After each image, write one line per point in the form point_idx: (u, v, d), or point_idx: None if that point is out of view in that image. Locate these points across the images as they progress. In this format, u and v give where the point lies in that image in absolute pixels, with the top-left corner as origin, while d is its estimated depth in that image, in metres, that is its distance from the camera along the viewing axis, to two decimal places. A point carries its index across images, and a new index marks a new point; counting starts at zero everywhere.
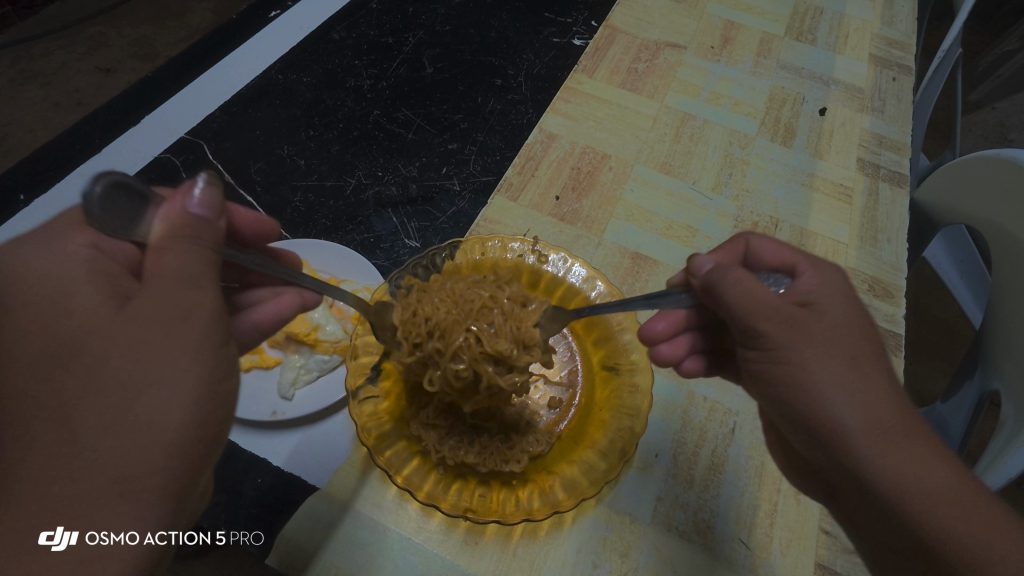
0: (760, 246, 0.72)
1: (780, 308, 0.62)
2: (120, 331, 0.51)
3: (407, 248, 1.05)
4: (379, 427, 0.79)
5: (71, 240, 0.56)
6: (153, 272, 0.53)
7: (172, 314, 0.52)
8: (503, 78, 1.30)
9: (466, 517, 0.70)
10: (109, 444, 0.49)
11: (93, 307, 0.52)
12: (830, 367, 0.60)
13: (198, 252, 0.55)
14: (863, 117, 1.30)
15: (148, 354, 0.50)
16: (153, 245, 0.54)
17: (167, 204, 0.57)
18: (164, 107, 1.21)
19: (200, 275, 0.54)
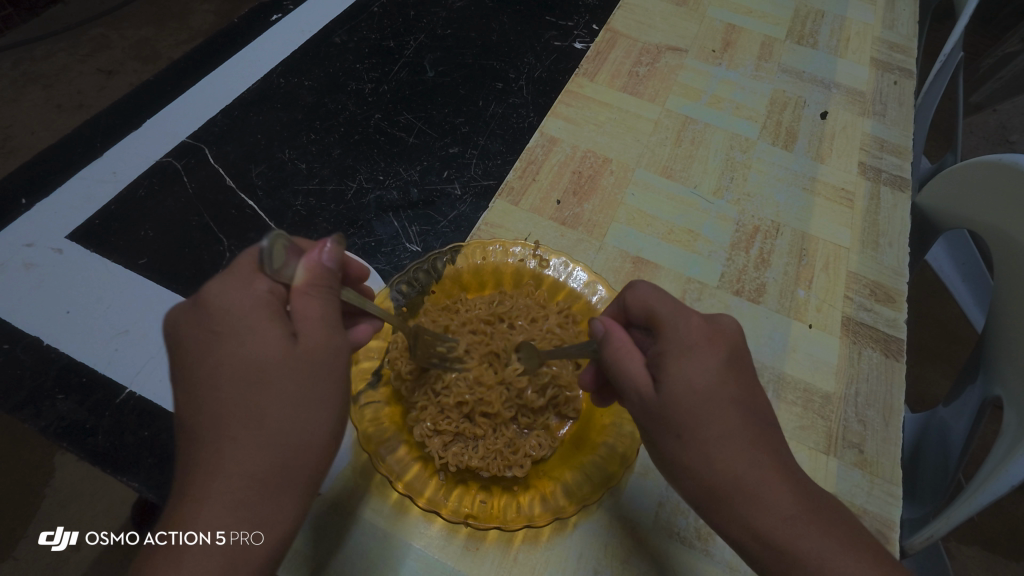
0: (632, 295, 0.71)
1: (646, 380, 0.63)
2: (291, 368, 0.58)
3: (408, 252, 1.05)
4: (379, 432, 0.78)
5: (254, 284, 0.60)
6: (302, 317, 0.60)
7: (317, 354, 0.60)
8: (504, 82, 1.30)
9: (466, 522, 0.70)
10: (238, 459, 0.55)
11: (272, 343, 0.58)
12: (685, 440, 0.60)
13: (332, 300, 0.63)
14: (864, 121, 1.29)
15: (292, 387, 0.58)
16: (299, 289, 0.61)
17: (307, 254, 0.62)
18: (166, 111, 1.21)
19: (334, 319, 0.63)
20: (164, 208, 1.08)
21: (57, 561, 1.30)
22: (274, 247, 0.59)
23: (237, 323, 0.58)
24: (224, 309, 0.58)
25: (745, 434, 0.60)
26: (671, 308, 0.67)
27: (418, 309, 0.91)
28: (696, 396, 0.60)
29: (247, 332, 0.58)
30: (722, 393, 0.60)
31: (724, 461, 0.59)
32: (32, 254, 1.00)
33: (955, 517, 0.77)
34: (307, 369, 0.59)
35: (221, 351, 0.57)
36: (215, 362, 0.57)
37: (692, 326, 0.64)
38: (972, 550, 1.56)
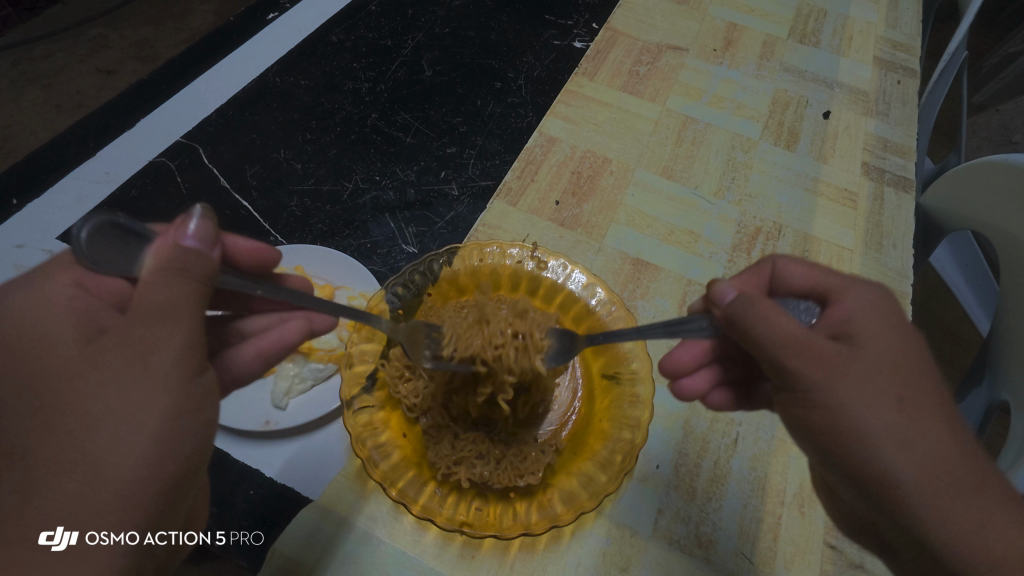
0: (783, 269, 0.69)
1: (810, 344, 0.57)
2: (89, 367, 0.51)
3: (404, 254, 1.03)
4: (374, 438, 0.76)
5: (56, 281, 0.57)
6: (139, 305, 0.52)
7: (140, 345, 0.51)
8: (502, 81, 1.28)
9: (461, 530, 0.68)
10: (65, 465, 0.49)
11: (72, 341, 0.53)
12: (873, 408, 0.55)
13: (187, 285, 0.54)
14: (867, 120, 1.28)
15: (109, 377, 0.51)
16: (144, 278, 0.53)
17: (160, 239, 0.55)
18: (159, 110, 1.19)
19: (184, 307, 0.53)
20: (157, 209, 1.06)
21: None
22: (91, 230, 0.52)
23: (37, 325, 0.54)
24: (27, 316, 0.55)
25: (919, 401, 0.56)
26: (838, 281, 0.65)
27: (413, 310, 0.89)
28: (861, 366, 0.56)
29: (53, 331, 0.53)
30: (906, 360, 0.58)
31: (908, 439, 0.54)
32: (22, 256, 0.98)
33: None
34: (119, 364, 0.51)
35: (22, 364, 0.52)
36: (17, 371, 0.52)
37: (868, 298, 0.62)
38: None
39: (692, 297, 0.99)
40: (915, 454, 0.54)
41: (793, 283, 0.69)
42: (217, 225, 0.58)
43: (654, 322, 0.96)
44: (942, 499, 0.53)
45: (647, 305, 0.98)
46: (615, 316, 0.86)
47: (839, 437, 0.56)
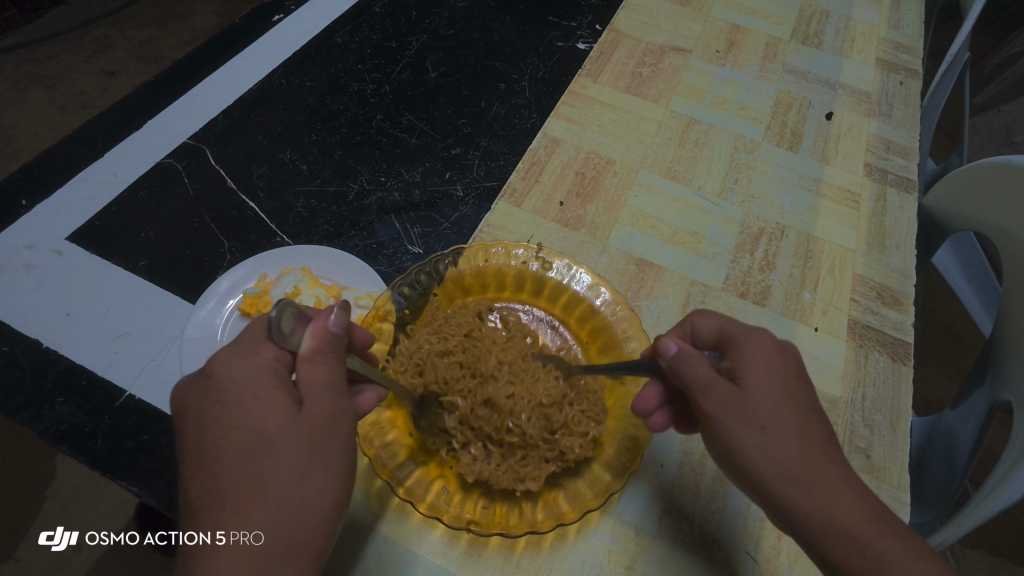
0: (697, 323, 0.75)
1: (717, 387, 0.65)
2: (292, 434, 0.59)
3: (409, 254, 1.04)
4: (381, 437, 0.77)
5: (259, 352, 0.61)
6: (309, 383, 0.61)
7: (323, 421, 0.61)
8: (506, 82, 1.29)
9: (468, 529, 0.69)
10: (260, 513, 0.57)
11: (274, 413, 0.59)
12: (754, 432, 0.63)
13: (339, 364, 0.64)
14: (870, 121, 1.28)
15: (305, 447, 0.59)
16: (306, 356, 0.62)
17: (313, 321, 0.63)
18: (166, 112, 1.20)
19: (342, 384, 0.63)
20: (164, 209, 1.07)
21: (57, 562, 1.25)
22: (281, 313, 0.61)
23: (240, 391, 0.59)
24: (225, 378, 0.60)
25: (807, 432, 0.64)
26: (742, 327, 0.70)
27: (419, 310, 0.91)
28: (756, 396, 0.64)
29: (252, 402, 0.59)
30: (795, 396, 0.65)
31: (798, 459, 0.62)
32: (32, 255, 0.99)
33: (965, 524, 0.75)
34: (307, 438, 0.60)
35: (225, 417, 0.59)
36: (224, 428, 0.58)
37: (764, 343, 0.68)
38: (977, 554, 1.55)
39: (695, 298, 0.99)
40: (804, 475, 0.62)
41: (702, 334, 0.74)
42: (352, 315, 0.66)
43: (658, 322, 0.97)
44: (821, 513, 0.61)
45: (651, 305, 0.98)
46: (620, 316, 0.88)
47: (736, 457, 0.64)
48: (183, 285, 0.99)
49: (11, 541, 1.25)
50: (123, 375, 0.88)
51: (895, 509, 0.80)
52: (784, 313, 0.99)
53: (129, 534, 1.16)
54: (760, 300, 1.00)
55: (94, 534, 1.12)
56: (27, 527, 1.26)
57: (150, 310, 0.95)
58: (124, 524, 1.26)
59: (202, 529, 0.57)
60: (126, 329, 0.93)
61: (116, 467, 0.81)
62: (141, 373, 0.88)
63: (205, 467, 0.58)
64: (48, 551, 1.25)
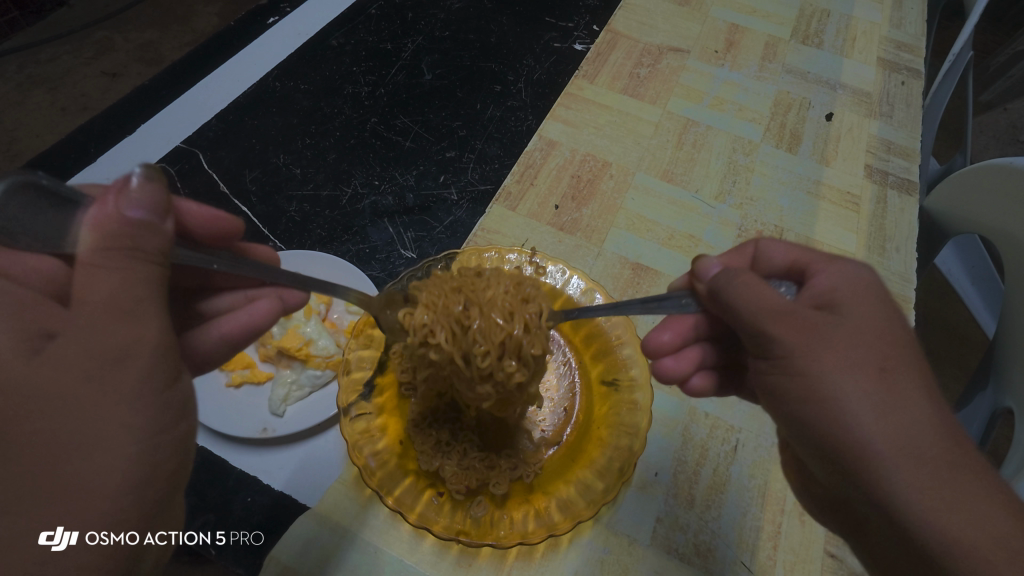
0: (767, 248, 0.70)
1: (784, 314, 0.56)
2: (54, 379, 0.46)
3: (403, 259, 1.03)
4: (371, 446, 0.77)
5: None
6: (87, 294, 0.47)
7: (110, 354, 0.47)
8: (502, 84, 1.28)
9: (458, 540, 0.68)
10: (53, 468, 0.46)
11: (15, 355, 0.46)
12: (852, 361, 0.54)
13: (141, 269, 0.49)
14: (871, 122, 1.27)
15: (86, 390, 0.47)
16: (83, 260, 0.47)
17: (94, 205, 0.48)
18: (160, 115, 1.20)
19: (134, 303, 0.48)
20: None
21: None
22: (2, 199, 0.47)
23: None
24: None
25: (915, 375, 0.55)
26: (819, 259, 0.64)
27: None
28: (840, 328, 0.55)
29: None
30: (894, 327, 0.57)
31: (890, 405, 0.53)
32: None
33: None
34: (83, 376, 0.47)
35: None
36: None
37: (846, 275, 0.60)
38: None
39: None
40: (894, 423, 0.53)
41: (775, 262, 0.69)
42: (168, 193, 0.51)
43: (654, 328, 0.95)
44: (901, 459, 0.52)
45: None
46: (614, 321, 0.87)
47: (820, 391, 0.54)
48: None
49: None
50: None
51: None
52: None
53: None
54: None
55: None
56: None
57: None
58: None
59: None
60: None
61: None
62: None
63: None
64: None
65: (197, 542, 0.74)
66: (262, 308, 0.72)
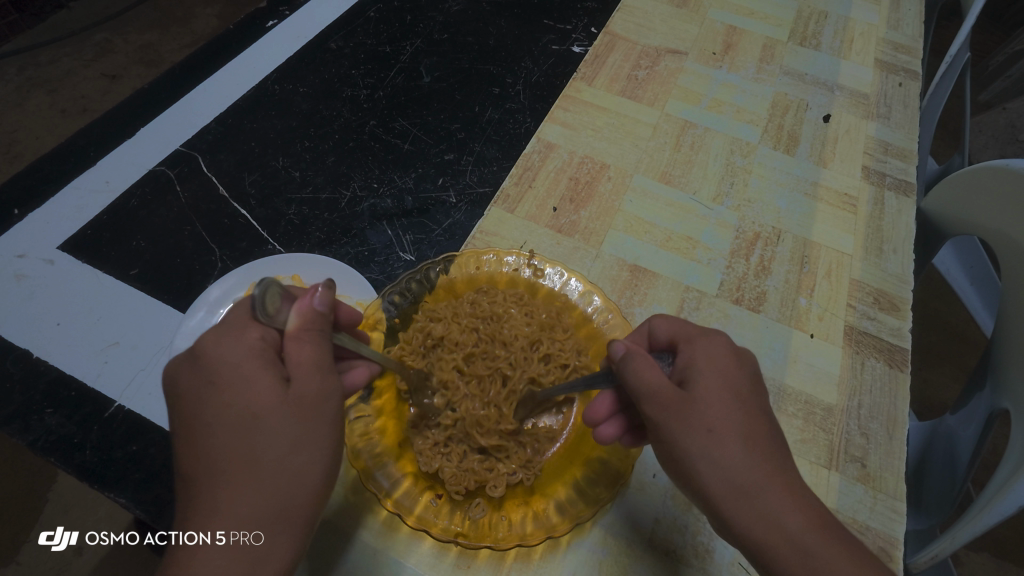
0: (654, 325, 0.73)
1: (666, 394, 0.62)
2: (285, 415, 0.60)
3: (401, 261, 1.04)
4: (370, 448, 0.76)
5: (245, 332, 0.62)
6: (296, 362, 0.62)
7: (315, 398, 0.62)
8: (501, 86, 1.28)
9: (456, 542, 0.69)
10: (251, 479, 0.58)
11: (266, 392, 0.60)
12: (698, 435, 0.60)
13: (326, 343, 0.65)
14: (868, 124, 1.27)
15: (298, 427, 0.61)
16: (293, 335, 0.63)
17: (299, 300, 0.64)
18: (159, 119, 1.20)
19: (327, 362, 0.65)
20: (156, 217, 1.07)
21: (59, 563, 1.23)
22: (266, 294, 0.61)
23: (232, 371, 0.60)
24: (218, 361, 0.60)
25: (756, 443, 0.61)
26: (691, 330, 0.69)
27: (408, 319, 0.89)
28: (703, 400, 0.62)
29: (238, 383, 0.60)
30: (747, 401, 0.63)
31: (750, 477, 0.59)
32: (24, 265, 0.99)
33: (961, 536, 0.73)
34: (302, 412, 0.61)
35: (217, 399, 0.59)
36: (218, 407, 0.59)
37: (717, 347, 0.66)
38: (981, 557, 1.57)
39: (690, 304, 0.98)
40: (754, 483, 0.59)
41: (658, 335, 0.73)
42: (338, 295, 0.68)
43: None
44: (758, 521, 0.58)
45: (645, 312, 0.97)
46: (612, 323, 0.88)
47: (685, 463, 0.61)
48: (174, 293, 0.99)
49: (13, 544, 1.25)
50: (113, 386, 0.88)
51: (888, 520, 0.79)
52: (778, 320, 0.98)
53: (122, 536, 1.15)
54: (754, 306, 0.99)
55: (92, 535, 1.11)
56: (28, 531, 1.26)
57: (140, 320, 0.95)
58: (124, 527, 1.25)
59: (202, 528, 0.57)
60: (117, 339, 0.93)
61: (104, 479, 0.81)
62: (130, 384, 0.88)
63: (199, 444, 0.59)
64: (49, 551, 1.24)
65: None
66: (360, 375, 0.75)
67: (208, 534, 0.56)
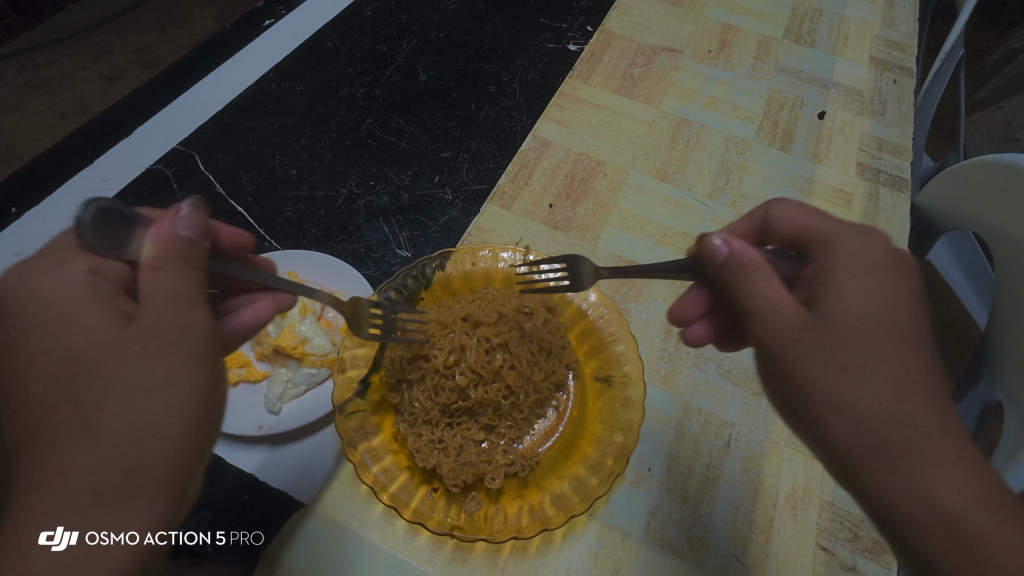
0: (777, 213, 0.71)
1: (793, 307, 0.58)
2: (128, 350, 0.53)
3: (397, 258, 1.04)
4: (367, 442, 0.77)
5: (67, 265, 0.57)
6: (150, 294, 0.54)
7: (171, 331, 0.54)
8: (497, 85, 1.29)
9: (452, 535, 0.69)
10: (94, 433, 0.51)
11: (97, 330, 0.53)
12: (837, 371, 0.56)
13: (190, 271, 0.57)
14: (862, 120, 1.27)
15: (150, 355, 0.53)
16: (149, 265, 0.55)
17: (157, 224, 0.57)
18: (156, 118, 1.20)
19: (194, 294, 0.57)
20: None
21: None
22: (87, 212, 0.58)
23: (48, 309, 0.54)
24: (29, 298, 0.55)
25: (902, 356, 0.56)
26: (831, 226, 0.65)
27: None
28: (850, 300, 0.57)
29: (75, 323, 0.53)
30: (899, 309, 0.58)
31: (888, 402, 0.55)
32: None
33: None
34: (158, 351, 0.53)
35: (31, 342, 0.53)
36: (33, 347, 0.53)
37: (870, 247, 0.62)
38: None
39: None
40: (886, 372, 0.56)
41: (783, 229, 0.71)
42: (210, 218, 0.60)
43: (647, 324, 0.96)
44: (864, 422, 0.55)
45: (640, 307, 0.98)
46: (607, 318, 0.88)
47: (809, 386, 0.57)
48: None
49: None
50: None
51: None
52: None
53: None
54: None
55: None
56: None
57: None
58: None
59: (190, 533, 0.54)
60: None
61: None
62: None
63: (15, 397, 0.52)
64: None
65: (196, 542, 0.74)
66: (261, 309, 0.75)
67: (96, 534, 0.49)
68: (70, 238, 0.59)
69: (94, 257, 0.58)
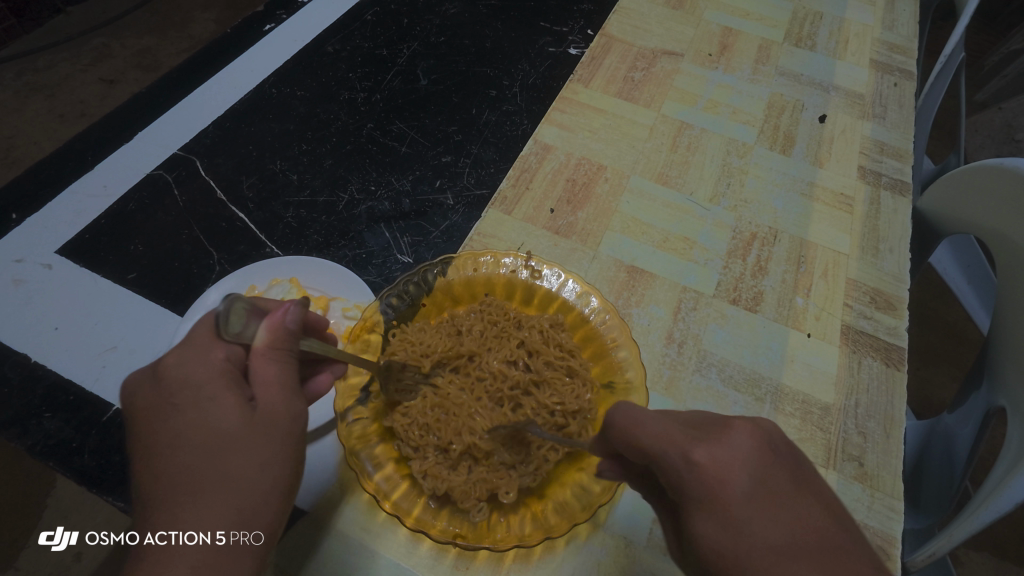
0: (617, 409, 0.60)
1: (701, 449, 0.52)
2: (248, 433, 0.59)
3: (399, 264, 1.04)
4: (368, 450, 0.77)
5: (211, 352, 0.61)
6: (259, 381, 0.62)
7: (277, 417, 0.61)
8: (497, 89, 1.29)
9: (455, 544, 0.69)
10: (210, 494, 0.57)
11: (229, 411, 0.59)
12: (721, 522, 0.50)
13: (292, 363, 0.65)
14: (863, 124, 1.27)
15: (256, 442, 0.59)
16: (260, 351, 0.63)
17: (269, 316, 0.64)
18: (157, 123, 1.20)
19: (292, 383, 0.64)
20: (155, 221, 1.07)
21: (58, 563, 1.23)
22: (230, 309, 0.64)
23: (193, 392, 0.59)
24: (178, 378, 0.59)
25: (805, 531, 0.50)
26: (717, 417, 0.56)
27: (406, 321, 0.90)
28: (734, 497, 0.50)
29: (201, 402, 0.59)
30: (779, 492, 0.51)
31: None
32: (22, 269, 0.99)
33: (957, 534, 0.73)
34: (265, 433, 0.60)
35: (179, 418, 0.58)
36: (172, 428, 0.58)
37: (740, 440, 0.52)
38: (982, 556, 1.58)
39: (688, 304, 0.99)
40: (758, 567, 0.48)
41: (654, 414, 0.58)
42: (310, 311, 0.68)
43: (649, 330, 0.96)
44: None
45: (642, 313, 0.98)
46: (609, 325, 0.88)
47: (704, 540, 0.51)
48: (171, 297, 0.99)
49: (11, 550, 1.25)
50: (112, 390, 0.88)
51: (886, 518, 0.80)
52: (775, 319, 0.98)
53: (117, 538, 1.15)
54: (751, 306, 1.00)
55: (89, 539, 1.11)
56: (26, 536, 1.26)
57: (138, 325, 0.95)
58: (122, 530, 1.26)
59: (203, 528, 0.55)
60: (114, 343, 0.92)
61: (104, 484, 0.81)
62: None
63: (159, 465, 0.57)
64: (48, 552, 1.25)
65: None
66: (324, 382, 0.75)
67: (168, 534, 0.54)
68: (205, 324, 0.64)
69: (229, 345, 0.63)
